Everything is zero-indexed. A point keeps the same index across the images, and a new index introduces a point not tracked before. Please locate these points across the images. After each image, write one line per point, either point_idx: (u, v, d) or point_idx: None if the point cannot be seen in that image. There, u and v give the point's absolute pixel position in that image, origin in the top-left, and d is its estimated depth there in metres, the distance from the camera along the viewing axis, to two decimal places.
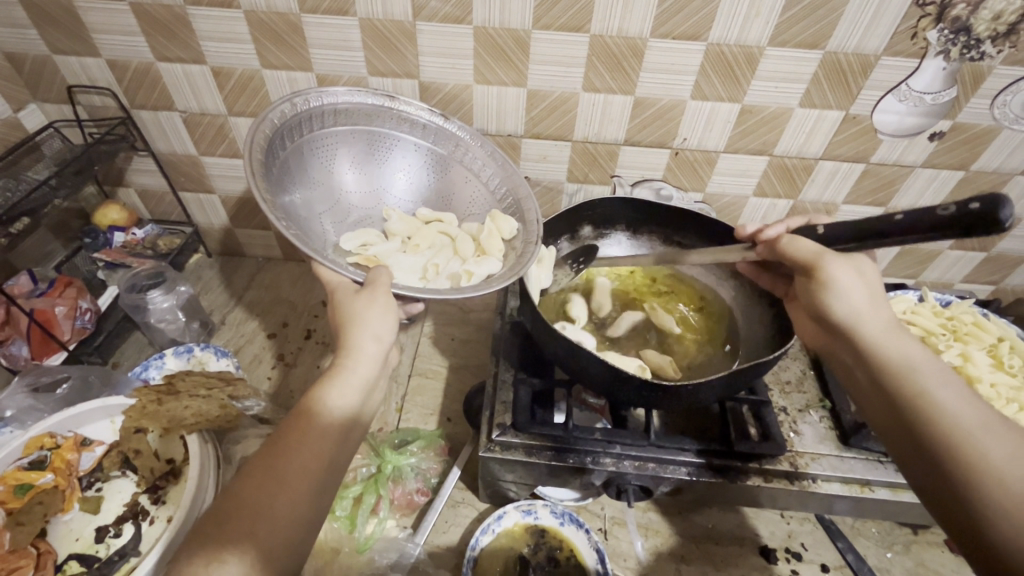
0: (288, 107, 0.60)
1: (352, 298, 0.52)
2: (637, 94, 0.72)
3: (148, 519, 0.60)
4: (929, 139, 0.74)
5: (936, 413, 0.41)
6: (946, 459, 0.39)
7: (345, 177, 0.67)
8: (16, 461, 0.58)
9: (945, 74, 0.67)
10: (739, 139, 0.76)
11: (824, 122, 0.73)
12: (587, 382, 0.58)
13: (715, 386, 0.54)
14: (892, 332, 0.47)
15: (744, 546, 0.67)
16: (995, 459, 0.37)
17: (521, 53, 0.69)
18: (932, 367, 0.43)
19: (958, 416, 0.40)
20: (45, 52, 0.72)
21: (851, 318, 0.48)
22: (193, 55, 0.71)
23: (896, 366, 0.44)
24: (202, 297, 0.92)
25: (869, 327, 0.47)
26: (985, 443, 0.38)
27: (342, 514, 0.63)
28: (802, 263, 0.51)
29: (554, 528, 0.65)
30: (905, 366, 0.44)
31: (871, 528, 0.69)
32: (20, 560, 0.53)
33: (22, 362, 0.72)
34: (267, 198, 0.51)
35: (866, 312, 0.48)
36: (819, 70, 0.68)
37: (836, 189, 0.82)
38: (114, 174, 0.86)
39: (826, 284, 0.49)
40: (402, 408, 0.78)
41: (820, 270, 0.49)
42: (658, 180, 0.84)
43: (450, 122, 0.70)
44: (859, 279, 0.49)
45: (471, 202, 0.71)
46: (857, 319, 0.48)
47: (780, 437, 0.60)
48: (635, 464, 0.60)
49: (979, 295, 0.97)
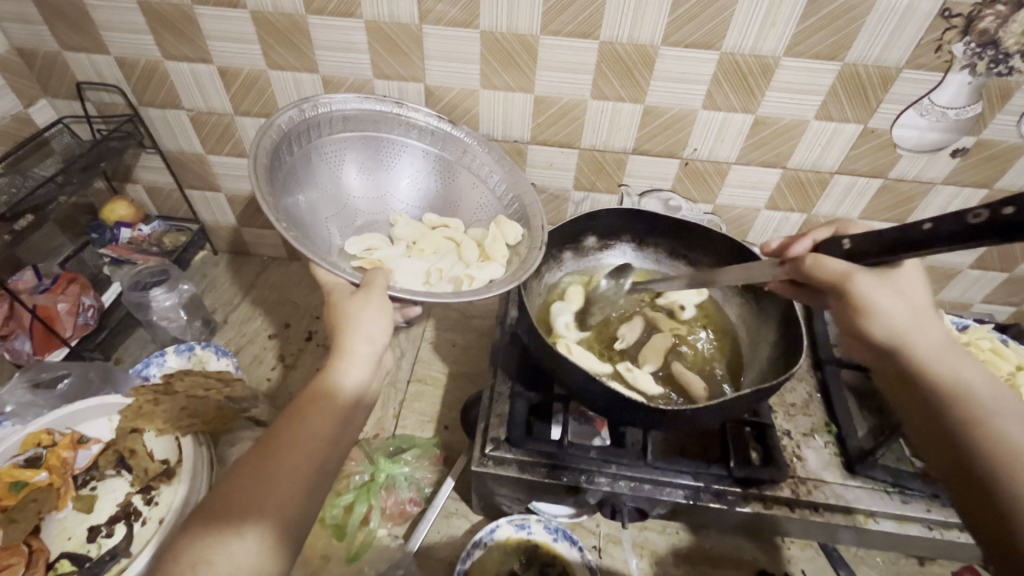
0: (295, 113, 0.60)
1: (347, 300, 0.51)
2: (647, 102, 0.70)
3: (139, 519, 0.59)
4: (951, 155, 0.71)
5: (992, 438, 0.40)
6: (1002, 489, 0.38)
7: (353, 182, 0.66)
8: (13, 458, 0.59)
9: (970, 89, 0.64)
10: (752, 150, 0.74)
11: (841, 135, 0.71)
12: (584, 400, 0.57)
13: (715, 411, 0.53)
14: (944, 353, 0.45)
15: (742, 570, 0.65)
16: None
17: (528, 58, 0.67)
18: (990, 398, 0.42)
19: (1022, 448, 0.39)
20: (55, 49, 0.72)
21: (896, 337, 0.46)
22: (201, 54, 0.71)
23: (950, 390, 0.44)
24: (206, 294, 0.92)
25: (918, 348, 0.46)
26: None
27: (332, 522, 0.63)
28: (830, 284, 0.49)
29: (547, 544, 0.64)
30: (958, 390, 0.43)
31: (875, 557, 0.67)
32: (10, 557, 0.53)
33: (25, 358, 0.73)
34: (270, 203, 0.51)
35: (907, 332, 0.46)
36: (837, 82, 0.65)
37: (851, 205, 0.80)
38: (123, 170, 0.87)
39: (861, 304, 0.47)
40: (400, 414, 0.77)
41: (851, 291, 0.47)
42: (667, 190, 0.82)
43: (459, 128, 0.69)
44: (900, 298, 0.47)
45: (477, 209, 0.70)
46: (903, 339, 0.46)
47: (782, 462, 0.59)
48: (631, 485, 0.58)
49: (999, 317, 0.94)
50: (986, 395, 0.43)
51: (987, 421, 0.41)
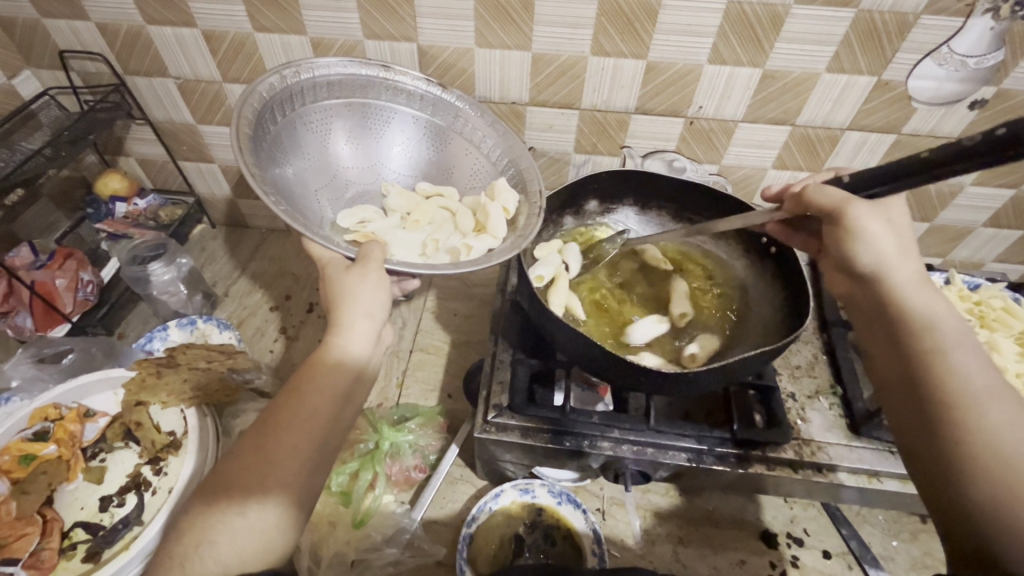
0: (277, 80, 0.57)
1: (342, 275, 0.50)
2: (650, 58, 0.67)
3: (150, 489, 0.60)
4: (969, 108, 0.68)
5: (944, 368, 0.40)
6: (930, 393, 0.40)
7: (342, 152, 0.65)
8: (21, 432, 0.60)
9: (992, 34, 0.61)
10: (760, 107, 0.71)
11: (853, 88, 0.67)
12: (584, 366, 0.56)
13: (720, 374, 0.52)
14: (919, 284, 0.45)
15: (744, 529, 0.66)
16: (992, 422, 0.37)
17: (524, 12, 0.64)
18: (954, 324, 0.42)
19: (969, 380, 0.39)
20: (34, 16, 0.70)
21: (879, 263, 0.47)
22: (183, 17, 0.68)
23: (916, 320, 0.44)
24: (206, 268, 0.92)
25: (897, 278, 0.46)
26: (986, 407, 0.38)
27: (338, 489, 0.64)
28: (822, 211, 0.49)
29: (551, 507, 0.65)
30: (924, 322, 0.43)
31: (878, 516, 0.68)
32: (26, 527, 0.55)
33: (27, 333, 0.74)
34: (256, 175, 0.49)
35: (891, 258, 0.47)
36: (851, 31, 0.62)
37: (862, 163, 0.77)
38: (114, 142, 0.85)
39: (854, 232, 0.47)
40: (403, 383, 0.78)
41: (845, 217, 0.47)
42: (672, 150, 0.79)
43: (448, 92, 0.67)
44: (888, 226, 0.47)
45: (472, 176, 0.68)
46: (881, 267, 0.47)
47: (786, 424, 0.58)
48: (633, 449, 0.58)
49: (1010, 276, 0.92)
50: (948, 322, 0.43)
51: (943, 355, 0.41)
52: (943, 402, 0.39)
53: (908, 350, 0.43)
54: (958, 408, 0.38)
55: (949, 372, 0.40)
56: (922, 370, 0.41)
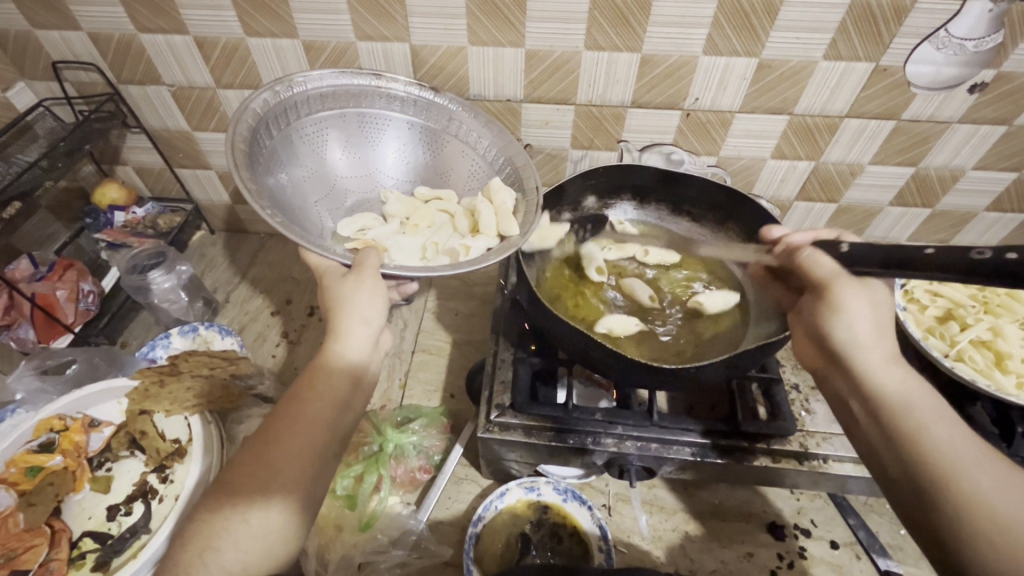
0: (270, 96, 0.58)
1: (340, 282, 0.50)
2: (644, 51, 0.66)
3: (156, 497, 0.61)
4: (969, 92, 0.67)
5: (927, 446, 0.40)
6: (919, 471, 0.39)
7: (339, 163, 0.64)
8: (27, 444, 0.60)
9: (991, 17, 0.60)
10: (757, 97, 0.70)
11: (851, 75, 0.67)
12: (586, 364, 0.56)
13: (723, 367, 0.51)
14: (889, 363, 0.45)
15: (752, 522, 0.66)
16: (984, 491, 0.36)
17: (516, 8, 0.63)
18: (928, 404, 0.42)
19: (953, 450, 0.39)
20: (25, 27, 0.69)
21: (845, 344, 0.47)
22: (174, 24, 0.68)
23: (891, 398, 0.43)
24: (206, 275, 0.92)
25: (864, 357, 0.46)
26: (974, 476, 0.37)
27: (343, 493, 0.63)
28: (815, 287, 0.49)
29: (557, 504, 0.64)
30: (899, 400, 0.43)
31: (885, 504, 0.68)
32: (34, 538, 0.55)
33: (31, 345, 0.75)
34: (252, 189, 0.49)
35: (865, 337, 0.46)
36: (847, 18, 0.61)
37: (862, 149, 0.76)
38: (110, 152, 0.85)
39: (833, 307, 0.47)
40: (406, 385, 0.78)
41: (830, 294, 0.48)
42: (669, 143, 0.78)
43: (441, 95, 0.66)
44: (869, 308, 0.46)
45: (469, 177, 0.68)
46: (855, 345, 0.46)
47: (789, 416, 0.58)
48: (637, 445, 0.58)
49: None
50: (922, 401, 0.42)
51: (924, 431, 0.40)
52: (932, 474, 0.38)
53: (891, 431, 0.42)
54: (940, 479, 0.38)
55: (929, 446, 0.39)
56: (917, 467, 0.40)
